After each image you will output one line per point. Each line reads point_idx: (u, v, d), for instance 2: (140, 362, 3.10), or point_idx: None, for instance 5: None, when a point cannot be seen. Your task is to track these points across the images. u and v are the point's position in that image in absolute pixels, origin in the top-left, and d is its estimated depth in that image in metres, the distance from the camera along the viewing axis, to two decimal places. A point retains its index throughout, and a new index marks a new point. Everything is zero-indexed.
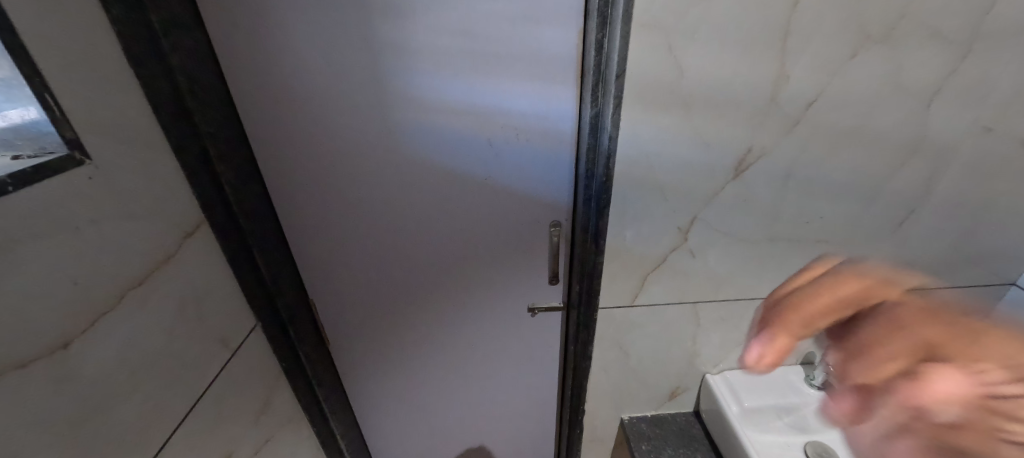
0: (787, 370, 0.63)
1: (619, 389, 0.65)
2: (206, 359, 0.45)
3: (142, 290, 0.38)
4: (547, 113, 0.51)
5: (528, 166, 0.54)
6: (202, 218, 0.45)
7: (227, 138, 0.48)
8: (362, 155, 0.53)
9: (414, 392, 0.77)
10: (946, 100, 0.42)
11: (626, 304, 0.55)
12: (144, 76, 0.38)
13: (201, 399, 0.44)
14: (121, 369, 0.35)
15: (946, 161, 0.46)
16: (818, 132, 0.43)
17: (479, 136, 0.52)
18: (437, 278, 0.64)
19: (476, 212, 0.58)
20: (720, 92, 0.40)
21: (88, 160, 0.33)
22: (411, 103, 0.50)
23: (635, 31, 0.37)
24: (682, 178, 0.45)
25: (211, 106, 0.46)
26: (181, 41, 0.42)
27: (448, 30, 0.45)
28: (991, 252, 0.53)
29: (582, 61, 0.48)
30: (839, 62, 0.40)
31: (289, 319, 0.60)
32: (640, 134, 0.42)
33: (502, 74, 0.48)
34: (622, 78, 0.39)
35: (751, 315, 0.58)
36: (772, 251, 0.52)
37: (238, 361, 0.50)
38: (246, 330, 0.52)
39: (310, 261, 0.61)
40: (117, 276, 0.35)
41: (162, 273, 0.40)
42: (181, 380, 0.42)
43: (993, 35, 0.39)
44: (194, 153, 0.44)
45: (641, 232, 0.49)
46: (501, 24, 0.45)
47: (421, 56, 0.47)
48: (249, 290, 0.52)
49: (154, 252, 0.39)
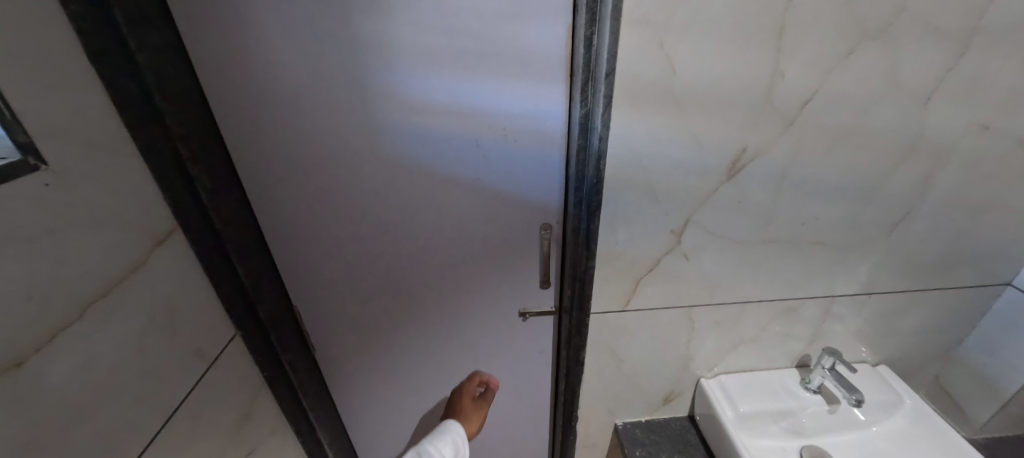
0: (784, 373, 0.63)
1: (612, 395, 0.64)
2: (178, 372, 0.43)
3: (107, 302, 0.35)
4: (536, 113, 0.49)
5: (517, 168, 0.53)
6: (173, 224, 0.43)
7: (201, 140, 0.46)
8: (343, 157, 0.51)
9: (404, 399, 0.75)
10: (944, 98, 0.41)
11: (619, 309, 0.54)
12: (109, 77, 0.36)
13: (174, 413, 0.42)
14: (83, 386, 0.33)
15: (943, 161, 0.45)
16: (814, 133, 0.42)
17: (465, 137, 0.50)
18: (425, 283, 0.62)
19: (464, 215, 0.56)
20: (714, 91, 0.39)
21: (42, 164, 0.30)
22: (395, 103, 0.48)
23: (626, 28, 0.35)
24: (674, 180, 0.44)
25: (184, 106, 0.43)
26: (149, 38, 0.39)
27: (432, 28, 0.44)
28: (987, 253, 0.53)
29: (571, 59, 0.46)
30: (835, 60, 0.38)
31: (271, 327, 0.57)
32: (631, 135, 0.41)
33: (488, 72, 0.46)
34: (611, 76, 0.38)
35: (746, 318, 0.57)
36: (767, 254, 0.51)
37: (215, 372, 0.48)
38: (223, 340, 0.50)
39: (293, 267, 0.59)
40: (79, 288, 0.33)
41: (129, 283, 0.38)
42: (151, 395, 0.40)
43: (992, 31, 0.38)
44: (165, 156, 0.42)
45: (632, 236, 0.48)
46: (485, 21, 0.43)
47: (404, 54, 0.45)
48: (227, 298, 0.50)
49: (121, 261, 0.37)
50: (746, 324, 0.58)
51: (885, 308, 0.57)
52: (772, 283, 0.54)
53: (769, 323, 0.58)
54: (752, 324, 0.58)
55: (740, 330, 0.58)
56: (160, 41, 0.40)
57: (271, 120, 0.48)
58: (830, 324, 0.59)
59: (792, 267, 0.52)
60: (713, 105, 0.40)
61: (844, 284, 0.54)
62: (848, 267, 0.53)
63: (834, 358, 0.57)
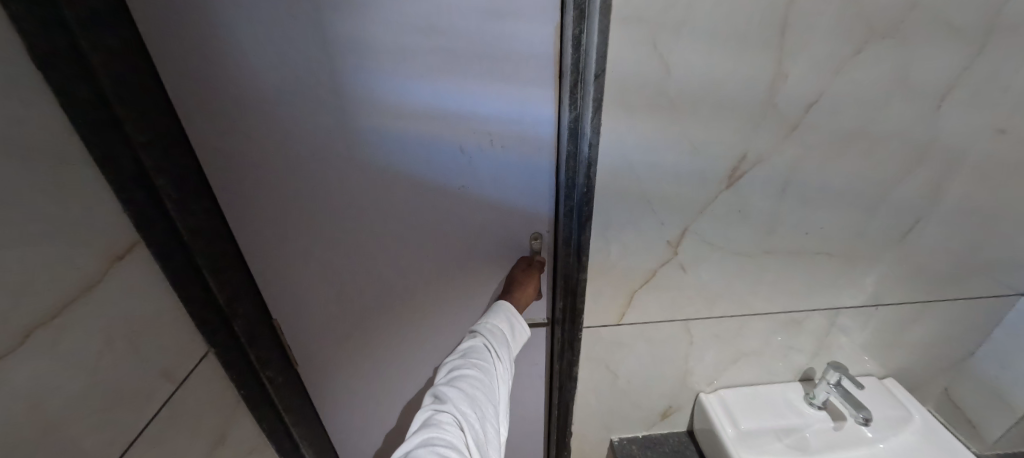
0: (786, 388, 0.60)
1: (607, 410, 0.61)
2: (142, 396, 0.40)
3: (57, 325, 0.33)
4: (525, 118, 0.46)
5: (505, 174, 0.50)
6: (135, 237, 0.40)
7: (165, 147, 0.43)
8: (320, 164, 0.48)
9: (392, 413, 0.72)
10: (957, 101, 0.39)
11: (613, 323, 0.51)
12: (59, 84, 0.33)
13: (136, 440, 0.40)
14: (27, 419, 0.30)
15: (955, 167, 0.42)
16: (818, 138, 0.40)
17: (447, 143, 0.47)
18: (412, 294, 0.59)
19: (449, 224, 0.54)
20: (712, 94, 0.36)
21: None
22: (372, 107, 0.45)
23: (617, 27, 0.33)
24: (670, 189, 0.41)
25: (144, 112, 0.40)
26: (104, 39, 0.36)
27: (409, 27, 0.41)
28: (1001, 262, 0.50)
29: (560, 61, 0.43)
30: (842, 60, 0.36)
31: (249, 342, 0.55)
32: (623, 141, 0.38)
33: (471, 74, 0.44)
34: (601, 79, 0.35)
35: (747, 331, 0.54)
36: (769, 265, 0.48)
37: (184, 393, 0.46)
38: (195, 358, 0.47)
39: (270, 278, 0.57)
40: (22, 311, 0.30)
41: (83, 303, 0.35)
42: (110, 422, 0.37)
43: (1012, 28, 0.35)
44: (126, 166, 0.39)
45: (627, 247, 0.45)
46: (467, 19, 0.41)
47: (378, 55, 0.42)
48: (198, 314, 0.48)
49: (73, 280, 0.34)
50: (747, 337, 0.55)
51: (893, 321, 0.55)
52: (775, 295, 0.51)
53: (771, 336, 0.55)
54: (753, 337, 0.55)
55: (741, 343, 0.56)
56: (116, 43, 0.37)
57: (243, 126, 0.45)
58: (835, 337, 0.56)
59: (795, 279, 0.50)
60: (711, 110, 0.37)
61: (850, 295, 0.52)
62: (854, 278, 0.50)
63: (840, 372, 0.55)
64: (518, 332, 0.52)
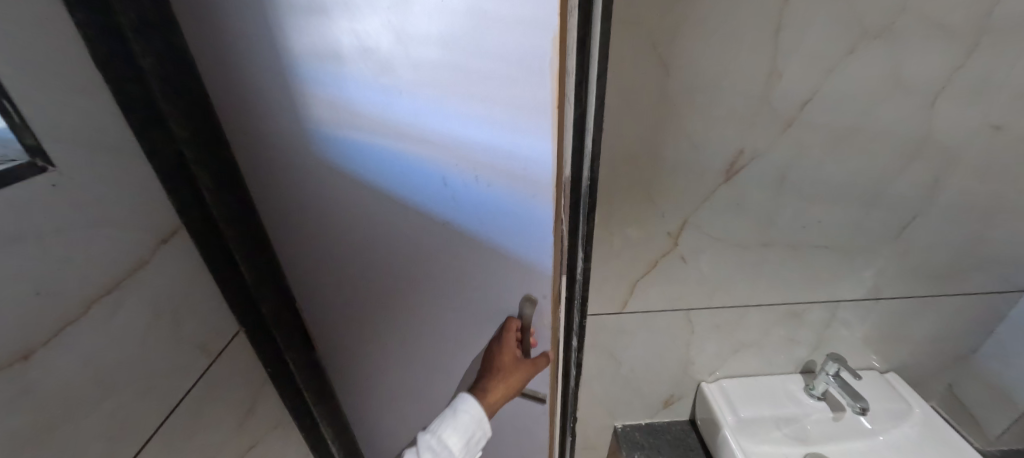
0: (787, 379, 0.62)
1: (611, 397, 0.63)
2: (181, 367, 0.44)
3: (113, 298, 0.37)
4: (517, 152, 0.38)
5: (495, 215, 0.43)
6: (178, 223, 0.44)
7: (207, 142, 0.45)
8: (302, 189, 0.47)
9: (405, 397, 0.76)
10: (951, 99, 0.40)
11: (616, 311, 0.54)
12: (115, 81, 0.36)
13: (177, 405, 0.44)
14: (88, 379, 0.35)
15: (951, 163, 0.43)
16: (816, 133, 0.41)
17: (432, 174, 0.42)
18: (418, 311, 0.57)
19: (433, 256, 0.49)
20: (709, 92, 0.38)
21: (52, 167, 0.31)
22: (345, 122, 0.40)
23: (619, 29, 0.35)
24: (669, 182, 0.43)
25: (189, 108, 0.42)
26: (151, 44, 0.38)
27: (368, 56, 0.35)
28: (1001, 258, 0.51)
29: (564, 97, 0.35)
30: (837, 59, 0.37)
31: (274, 323, 0.58)
32: (625, 136, 0.40)
33: (457, 94, 0.36)
34: (604, 77, 0.37)
35: (747, 322, 0.56)
36: (769, 257, 0.50)
37: (217, 367, 0.50)
38: (227, 335, 0.51)
39: (294, 271, 0.59)
40: (87, 283, 0.34)
41: (134, 280, 0.39)
42: (154, 388, 0.41)
43: (1003, 28, 0.36)
44: (167, 157, 0.42)
45: (629, 238, 0.47)
46: (445, 17, 0.32)
47: (347, 66, 0.36)
48: (230, 296, 0.51)
49: (126, 258, 0.38)
50: (748, 328, 0.57)
51: (893, 314, 0.56)
52: (775, 287, 0.53)
53: (772, 327, 0.57)
54: (754, 328, 0.57)
55: (742, 333, 0.57)
56: (164, 43, 0.38)
57: None
58: (835, 329, 0.57)
59: (795, 270, 0.51)
60: (709, 106, 0.39)
61: (850, 288, 0.53)
62: (853, 271, 0.52)
63: (839, 363, 0.56)
64: (474, 441, 0.56)
